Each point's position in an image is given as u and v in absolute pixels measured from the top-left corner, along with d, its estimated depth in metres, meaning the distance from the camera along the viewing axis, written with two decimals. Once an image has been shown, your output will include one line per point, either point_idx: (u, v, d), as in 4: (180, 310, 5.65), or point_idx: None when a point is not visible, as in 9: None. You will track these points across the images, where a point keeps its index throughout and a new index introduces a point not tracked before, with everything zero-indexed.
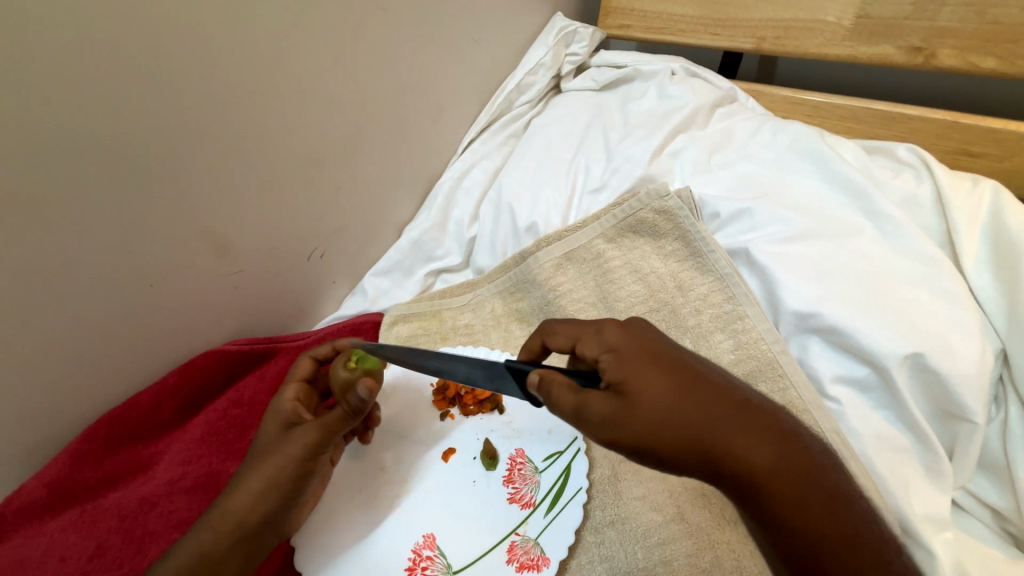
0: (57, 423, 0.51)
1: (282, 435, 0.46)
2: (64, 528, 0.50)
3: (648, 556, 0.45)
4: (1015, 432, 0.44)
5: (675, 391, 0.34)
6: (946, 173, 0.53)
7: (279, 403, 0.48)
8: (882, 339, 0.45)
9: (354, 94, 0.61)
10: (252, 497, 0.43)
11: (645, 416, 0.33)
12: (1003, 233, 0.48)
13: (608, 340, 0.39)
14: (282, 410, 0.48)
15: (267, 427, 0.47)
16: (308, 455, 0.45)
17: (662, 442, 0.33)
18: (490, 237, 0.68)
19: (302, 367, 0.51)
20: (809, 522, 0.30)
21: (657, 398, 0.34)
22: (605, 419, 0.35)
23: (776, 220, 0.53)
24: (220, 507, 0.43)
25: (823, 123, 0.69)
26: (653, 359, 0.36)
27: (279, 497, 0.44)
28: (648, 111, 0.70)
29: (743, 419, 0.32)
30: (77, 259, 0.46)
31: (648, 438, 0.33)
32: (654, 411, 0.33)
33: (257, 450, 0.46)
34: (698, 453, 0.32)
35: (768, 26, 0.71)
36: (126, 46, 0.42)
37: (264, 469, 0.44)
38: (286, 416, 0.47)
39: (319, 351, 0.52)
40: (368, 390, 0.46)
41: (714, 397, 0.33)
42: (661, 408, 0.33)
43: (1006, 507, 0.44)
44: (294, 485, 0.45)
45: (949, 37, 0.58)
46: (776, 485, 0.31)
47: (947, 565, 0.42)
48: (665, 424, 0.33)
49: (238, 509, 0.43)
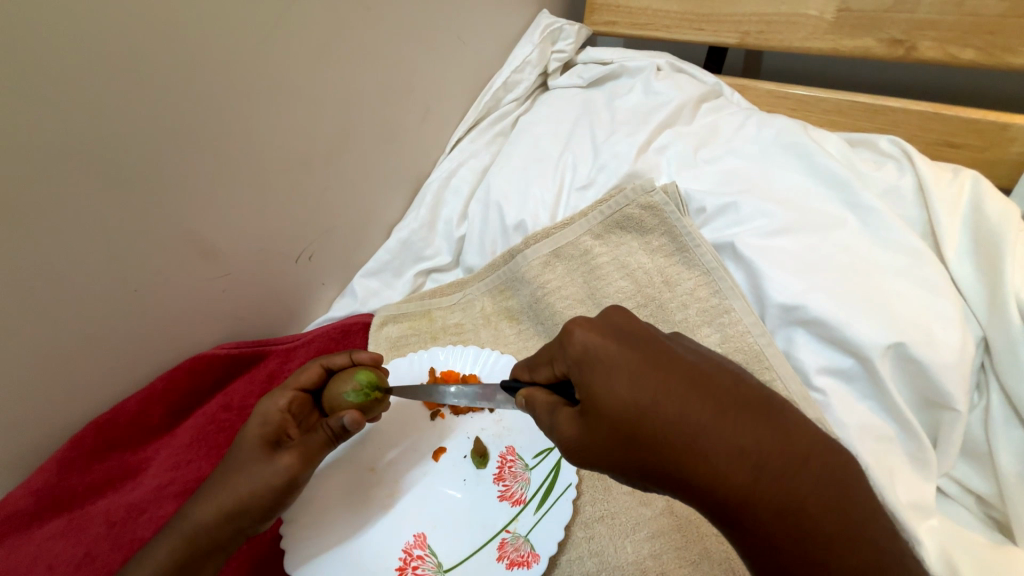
0: (44, 431, 0.51)
1: (258, 451, 0.45)
2: (52, 536, 0.50)
3: (637, 550, 0.46)
4: (996, 419, 0.45)
5: (637, 400, 0.32)
6: (927, 164, 0.53)
7: (270, 411, 0.47)
8: (865, 330, 0.45)
9: (339, 95, 0.61)
10: (219, 510, 0.43)
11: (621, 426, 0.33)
12: (983, 223, 0.48)
13: (573, 350, 0.36)
14: (272, 423, 0.47)
15: (249, 434, 0.46)
16: (283, 485, 0.44)
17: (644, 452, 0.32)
18: (479, 235, 0.68)
19: (303, 374, 0.50)
20: (783, 533, 0.29)
21: (615, 406, 0.33)
22: (574, 431, 0.35)
23: (760, 213, 0.53)
24: (189, 511, 0.44)
25: (808, 116, 0.69)
26: (631, 372, 0.33)
27: (244, 515, 0.44)
28: (634, 107, 0.70)
29: (708, 430, 0.30)
30: (61, 265, 0.45)
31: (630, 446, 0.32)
32: (616, 424, 0.33)
33: (237, 456, 0.46)
34: (662, 468, 0.31)
35: (752, 20, 0.71)
36: (103, 48, 0.41)
37: (235, 483, 0.44)
38: (269, 433, 0.46)
39: (330, 360, 0.51)
40: (353, 420, 0.45)
41: (673, 405, 0.31)
42: (619, 424, 0.33)
43: (988, 493, 0.45)
44: (263, 507, 0.44)
45: (929, 29, 0.59)
46: (746, 498, 0.29)
47: (931, 551, 0.43)
48: (626, 438, 0.32)
49: (204, 519, 0.43)
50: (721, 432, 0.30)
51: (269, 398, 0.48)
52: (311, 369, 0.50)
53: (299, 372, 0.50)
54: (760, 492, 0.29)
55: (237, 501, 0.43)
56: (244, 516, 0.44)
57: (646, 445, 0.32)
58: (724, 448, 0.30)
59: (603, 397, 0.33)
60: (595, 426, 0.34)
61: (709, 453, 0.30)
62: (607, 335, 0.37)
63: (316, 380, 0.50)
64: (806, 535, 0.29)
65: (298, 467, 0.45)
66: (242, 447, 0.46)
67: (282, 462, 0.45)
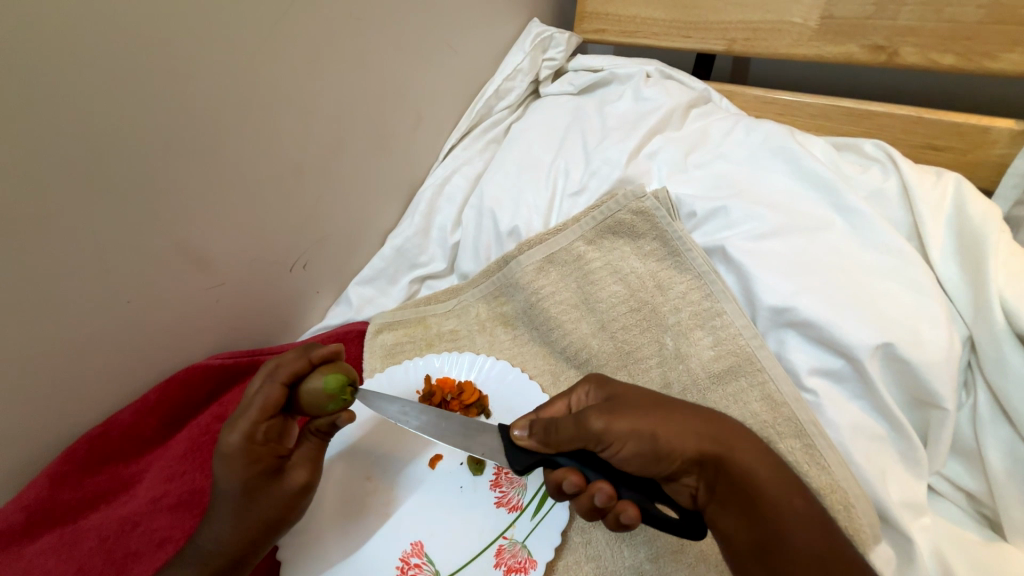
0: (35, 445, 0.50)
1: (261, 484, 0.44)
2: (43, 551, 0.49)
3: (635, 554, 0.46)
4: (983, 415, 0.45)
5: (650, 391, 0.43)
6: (911, 167, 0.54)
7: (250, 448, 0.44)
8: (855, 331, 0.46)
9: (331, 104, 0.61)
10: (247, 539, 0.43)
11: (648, 401, 0.41)
12: (966, 224, 0.49)
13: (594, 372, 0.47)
14: (258, 453, 0.44)
15: (235, 470, 0.43)
16: (301, 497, 0.46)
17: (672, 417, 0.39)
18: (474, 242, 0.68)
19: (268, 396, 0.46)
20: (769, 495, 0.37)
21: (634, 393, 0.42)
22: (600, 417, 0.38)
23: (749, 217, 0.54)
24: (199, 542, 0.43)
25: (794, 122, 0.70)
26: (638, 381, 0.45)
27: (269, 531, 0.44)
28: (624, 114, 0.71)
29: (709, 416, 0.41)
30: (52, 278, 0.45)
31: (661, 413, 0.40)
32: (641, 400, 0.41)
33: (235, 497, 0.43)
34: (680, 440, 0.38)
35: (738, 28, 0.73)
36: (89, 59, 0.41)
37: (251, 515, 0.43)
38: (266, 463, 0.44)
39: (286, 373, 0.46)
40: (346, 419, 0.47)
41: (677, 401, 0.42)
42: (642, 405, 0.40)
43: (978, 490, 0.46)
44: (288, 519, 0.45)
45: (909, 35, 0.60)
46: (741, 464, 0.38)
47: (922, 547, 0.44)
48: (651, 416, 0.39)
49: (231, 548, 0.43)
50: (715, 416, 0.41)
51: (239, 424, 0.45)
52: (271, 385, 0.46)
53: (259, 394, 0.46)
54: (750, 458, 0.38)
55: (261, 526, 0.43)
56: (268, 536, 0.44)
57: (671, 420, 0.39)
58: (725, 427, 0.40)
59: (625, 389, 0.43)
60: (621, 411, 0.39)
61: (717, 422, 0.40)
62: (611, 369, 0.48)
63: (283, 398, 0.46)
64: (780, 490, 0.37)
65: (312, 475, 0.47)
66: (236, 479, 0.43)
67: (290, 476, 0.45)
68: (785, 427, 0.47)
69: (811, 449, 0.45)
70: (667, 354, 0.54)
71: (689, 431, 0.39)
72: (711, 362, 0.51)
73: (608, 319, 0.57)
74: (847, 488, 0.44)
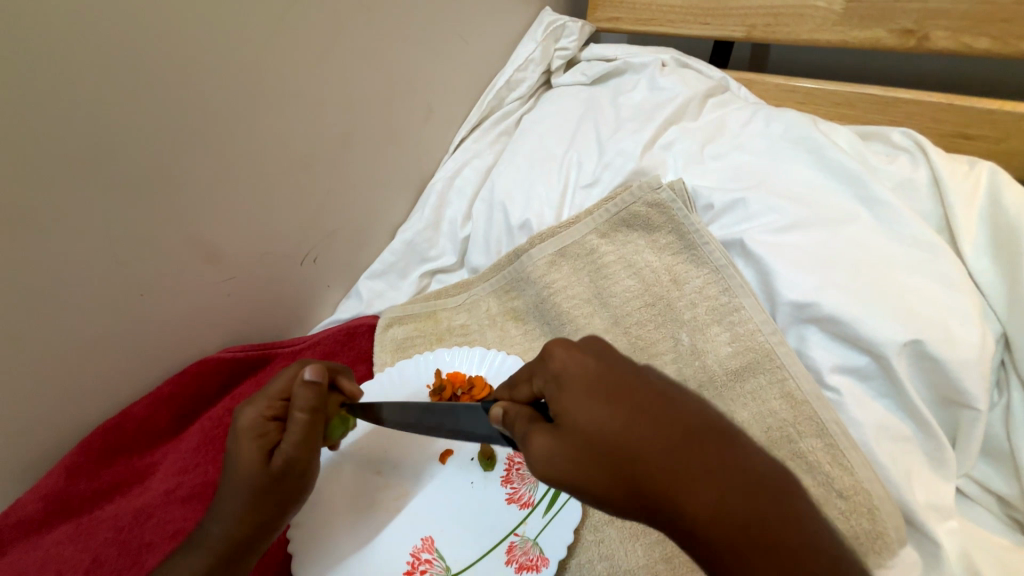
0: (56, 433, 0.51)
1: (257, 465, 0.43)
2: (60, 541, 0.49)
3: (649, 554, 0.45)
4: (1018, 417, 0.44)
5: (615, 426, 0.31)
6: (941, 155, 0.52)
7: (263, 425, 0.45)
8: (882, 328, 0.44)
9: (341, 95, 0.60)
10: (247, 523, 0.43)
11: (601, 443, 0.31)
12: (1000, 215, 0.47)
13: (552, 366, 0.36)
14: (268, 432, 0.45)
15: (246, 447, 0.44)
16: (291, 495, 0.45)
17: (633, 467, 0.29)
18: (484, 235, 0.67)
19: (313, 392, 0.45)
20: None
21: (591, 431, 0.31)
22: (538, 454, 0.33)
23: (769, 210, 0.52)
24: (213, 527, 0.43)
25: (816, 110, 0.68)
26: (610, 391, 0.32)
27: (259, 521, 0.43)
28: (639, 104, 0.69)
29: (709, 469, 0.27)
30: (70, 271, 0.46)
31: (615, 458, 0.30)
32: (593, 445, 0.31)
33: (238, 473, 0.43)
34: (633, 481, 0.29)
35: (758, 14, 0.70)
36: (102, 51, 0.41)
37: (243, 496, 0.43)
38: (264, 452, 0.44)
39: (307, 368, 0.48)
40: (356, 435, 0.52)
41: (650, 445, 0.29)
42: (586, 451, 0.31)
43: (1010, 494, 0.44)
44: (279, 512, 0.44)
45: (941, 18, 0.57)
46: (758, 536, 0.26)
47: (950, 553, 0.42)
48: (606, 453, 0.30)
49: (232, 531, 0.43)
50: (711, 478, 0.27)
51: (248, 416, 0.45)
52: (320, 374, 0.46)
53: (300, 391, 0.45)
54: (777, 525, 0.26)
55: (278, 513, 0.44)
56: (260, 526, 0.44)
57: (625, 453, 0.30)
58: (732, 488, 0.27)
59: (581, 419, 0.32)
60: (559, 453, 0.32)
61: (709, 483, 0.27)
62: (590, 355, 0.36)
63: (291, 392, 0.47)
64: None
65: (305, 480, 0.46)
66: (262, 472, 0.43)
67: (310, 472, 0.46)
68: (806, 427, 0.45)
69: (834, 450, 0.44)
70: (683, 350, 0.53)
71: (667, 472, 0.28)
72: (729, 358, 0.50)
73: (621, 314, 0.56)
74: (872, 491, 0.42)
